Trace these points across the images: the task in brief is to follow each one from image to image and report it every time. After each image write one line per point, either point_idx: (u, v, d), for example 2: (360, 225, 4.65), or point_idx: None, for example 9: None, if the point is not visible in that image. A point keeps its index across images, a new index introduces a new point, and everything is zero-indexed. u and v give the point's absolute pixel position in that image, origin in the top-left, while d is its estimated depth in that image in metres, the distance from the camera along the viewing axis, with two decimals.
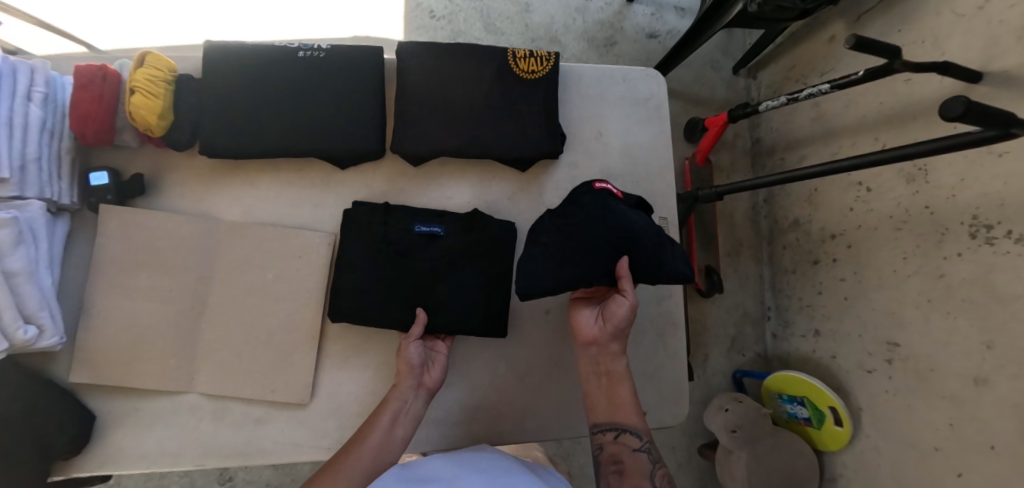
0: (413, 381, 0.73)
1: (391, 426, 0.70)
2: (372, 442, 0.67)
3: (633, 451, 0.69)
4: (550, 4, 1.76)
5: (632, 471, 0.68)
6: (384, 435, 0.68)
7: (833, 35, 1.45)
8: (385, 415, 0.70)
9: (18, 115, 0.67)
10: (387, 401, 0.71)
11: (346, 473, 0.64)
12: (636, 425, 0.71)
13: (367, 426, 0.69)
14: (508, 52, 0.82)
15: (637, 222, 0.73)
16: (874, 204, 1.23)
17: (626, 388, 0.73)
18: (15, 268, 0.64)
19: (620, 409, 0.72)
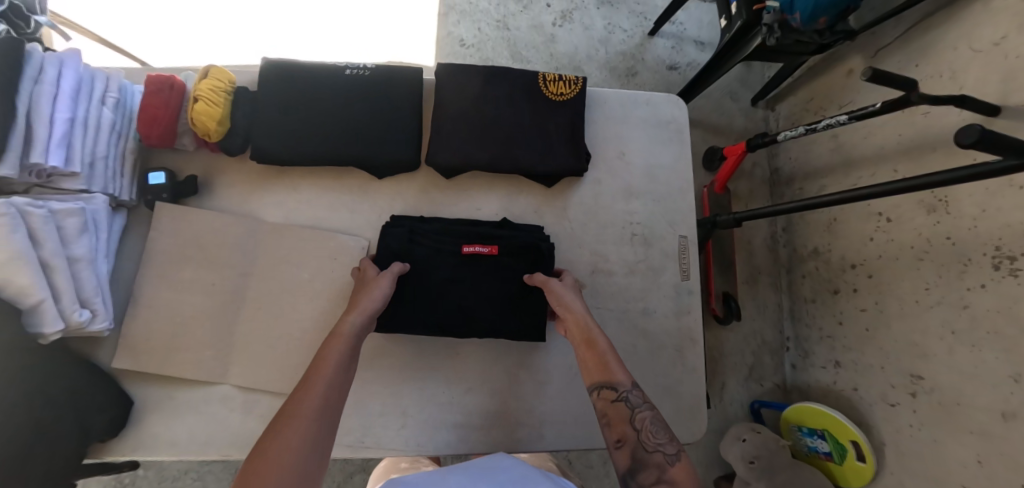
0: (367, 315, 0.70)
1: (343, 363, 0.64)
2: (327, 381, 0.61)
3: (616, 403, 0.66)
4: (574, 35, 1.88)
5: (617, 420, 0.65)
6: (337, 373, 0.62)
7: (851, 69, 1.52)
8: (337, 349, 0.65)
9: (92, 116, 0.74)
10: (337, 336, 0.66)
11: (301, 416, 0.57)
12: (619, 378, 0.68)
13: (317, 364, 0.63)
14: (539, 75, 0.87)
15: (492, 287, 0.81)
16: (894, 234, 1.24)
17: (600, 342, 0.72)
18: (78, 254, 0.70)
19: (604, 366, 0.69)
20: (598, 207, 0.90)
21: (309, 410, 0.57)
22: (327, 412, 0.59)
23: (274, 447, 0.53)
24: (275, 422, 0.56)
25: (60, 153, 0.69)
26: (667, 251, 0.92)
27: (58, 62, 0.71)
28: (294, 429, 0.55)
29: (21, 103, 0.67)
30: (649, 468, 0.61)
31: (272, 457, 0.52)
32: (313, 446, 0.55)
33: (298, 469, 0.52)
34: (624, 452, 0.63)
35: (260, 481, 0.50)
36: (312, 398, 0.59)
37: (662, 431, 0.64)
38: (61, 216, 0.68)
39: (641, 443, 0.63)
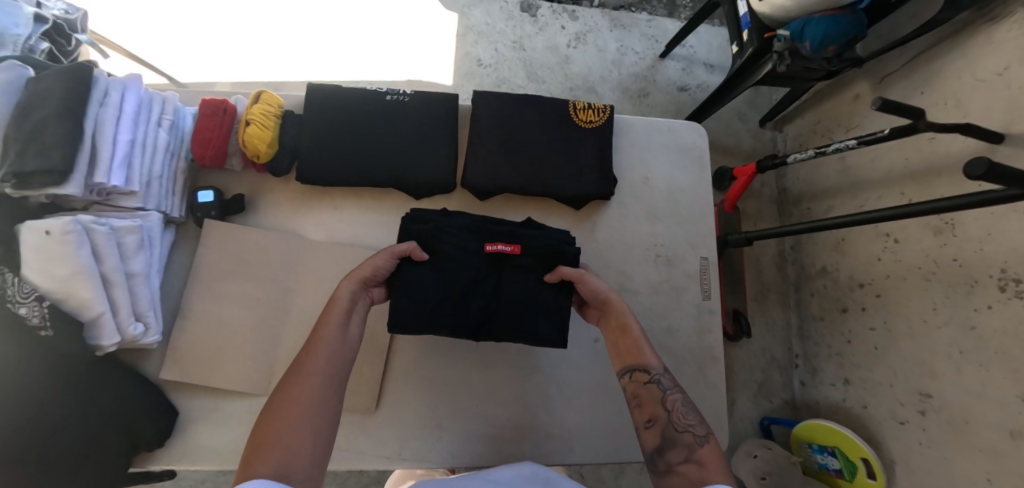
0: (361, 280, 0.71)
1: (344, 324, 0.67)
2: (329, 343, 0.65)
3: (648, 385, 0.70)
4: (588, 57, 1.94)
5: (648, 401, 0.69)
6: (339, 334, 0.66)
7: (857, 94, 1.58)
8: (337, 313, 0.67)
9: (149, 138, 0.77)
10: (335, 300, 0.69)
11: (312, 380, 0.61)
12: (649, 362, 0.71)
13: (319, 329, 0.66)
14: (570, 104, 0.91)
15: (513, 290, 0.80)
16: (901, 254, 1.28)
17: (633, 327, 0.75)
18: (136, 269, 0.73)
19: (636, 351, 0.72)
20: (624, 229, 0.94)
21: (314, 371, 0.62)
22: (333, 371, 0.63)
23: (285, 404, 0.58)
24: (284, 382, 0.61)
25: (121, 173, 0.73)
26: (690, 272, 0.95)
27: (121, 87, 0.76)
28: (302, 386, 0.60)
29: (88, 126, 0.71)
30: (677, 447, 0.64)
31: (284, 414, 0.58)
32: (322, 401, 0.60)
33: (310, 425, 0.58)
34: (654, 432, 0.67)
35: (275, 435, 0.56)
36: (317, 359, 0.63)
37: (692, 414, 0.67)
38: (122, 232, 0.72)
39: (671, 424, 0.67)
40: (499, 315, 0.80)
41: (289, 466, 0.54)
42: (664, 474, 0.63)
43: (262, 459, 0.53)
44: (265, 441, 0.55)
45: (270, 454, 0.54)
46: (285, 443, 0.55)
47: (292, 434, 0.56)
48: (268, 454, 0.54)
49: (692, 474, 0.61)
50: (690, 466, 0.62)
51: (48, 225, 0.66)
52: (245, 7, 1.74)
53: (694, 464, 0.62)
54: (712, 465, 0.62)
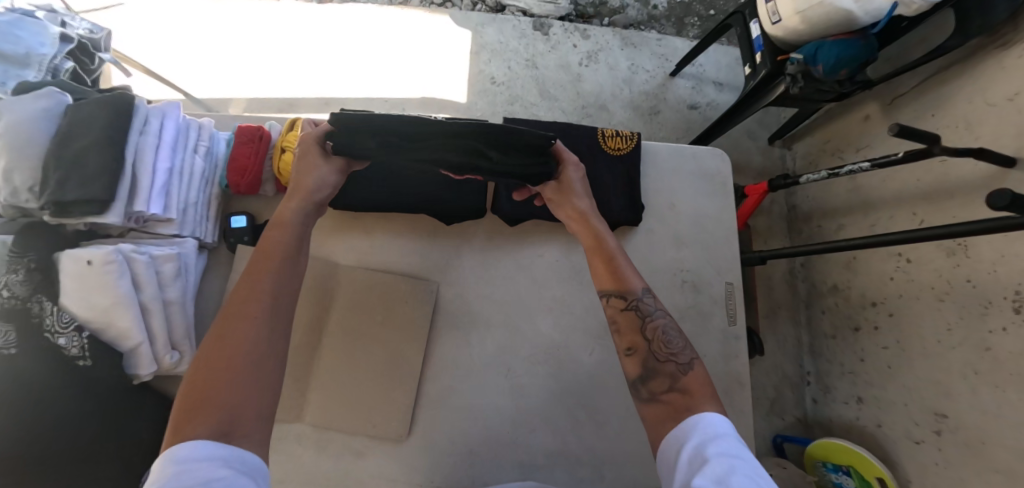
0: (307, 203, 0.69)
1: (290, 253, 0.64)
2: (272, 281, 0.61)
3: (627, 311, 0.70)
4: (600, 75, 1.96)
5: (628, 328, 0.70)
6: (282, 266, 0.63)
7: (867, 114, 1.61)
8: (279, 247, 0.64)
9: (186, 165, 0.78)
10: (276, 228, 0.65)
11: (253, 322, 0.57)
12: (632, 288, 0.71)
13: (259, 261, 0.62)
14: (599, 131, 0.92)
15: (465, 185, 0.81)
16: (914, 274, 1.30)
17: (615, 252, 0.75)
18: (172, 297, 0.73)
19: (621, 277, 0.72)
20: (651, 254, 0.94)
21: (256, 312, 0.58)
22: (274, 314, 0.59)
23: (222, 354, 0.54)
24: (217, 330, 0.56)
25: (160, 201, 0.73)
26: (715, 298, 0.96)
27: (161, 114, 0.76)
28: (238, 335, 0.56)
29: (129, 155, 0.71)
30: (660, 376, 0.65)
31: (220, 366, 0.53)
32: (263, 348, 0.56)
33: (253, 376, 0.54)
34: (634, 360, 0.68)
35: (211, 390, 0.52)
36: (258, 302, 0.59)
37: (674, 341, 0.68)
38: (160, 260, 0.72)
39: (654, 353, 0.67)
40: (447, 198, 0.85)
41: (234, 422, 0.51)
42: (648, 403, 0.64)
43: (198, 418, 0.49)
44: (201, 399, 0.51)
45: (209, 412, 0.50)
46: (225, 398, 0.51)
47: (233, 387, 0.53)
48: (205, 411, 0.50)
49: (676, 403, 0.62)
50: (675, 395, 0.63)
51: (90, 255, 0.66)
52: (262, 25, 1.78)
53: (678, 393, 0.63)
54: (696, 392, 0.62)
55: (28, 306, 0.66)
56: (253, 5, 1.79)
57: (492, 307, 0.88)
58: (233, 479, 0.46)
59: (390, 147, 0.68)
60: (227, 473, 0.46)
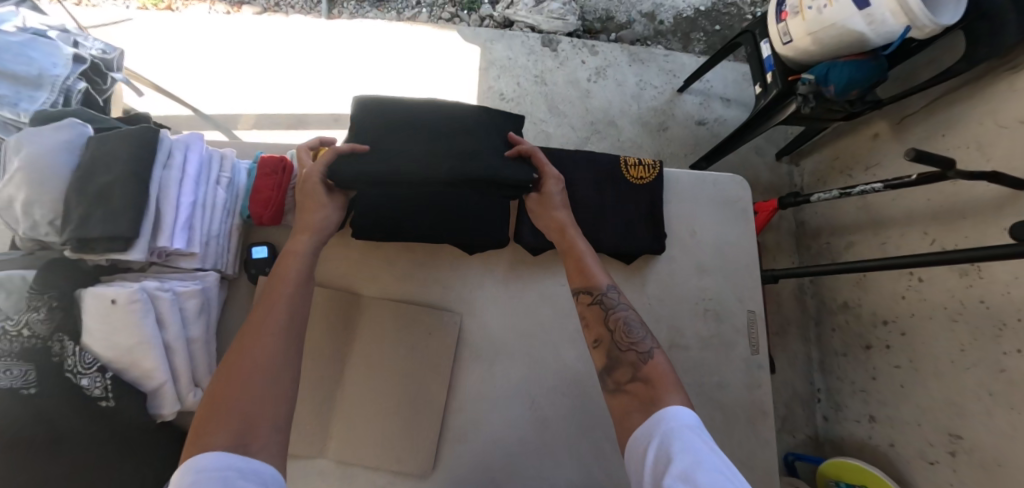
0: (317, 236, 0.72)
1: (305, 276, 0.66)
2: (289, 299, 0.62)
3: (593, 305, 0.72)
4: (608, 91, 1.95)
5: (594, 321, 0.71)
6: (298, 286, 0.64)
7: (876, 133, 1.61)
8: (294, 268, 0.66)
9: (208, 197, 0.77)
10: (291, 254, 0.68)
11: (268, 336, 0.58)
12: (598, 284, 0.74)
13: (276, 282, 0.64)
14: (621, 160, 0.92)
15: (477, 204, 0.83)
16: (926, 294, 1.30)
17: (582, 252, 0.78)
18: (196, 334, 0.72)
19: (586, 274, 0.75)
20: (673, 283, 0.94)
21: (273, 327, 0.59)
22: (290, 328, 0.60)
23: (238, 367, 0.55)
24: (235, 346, 0.57)
25: (183, 236, 0.72)
26: (738, 326, 0.95)
27: (184, 147, 0.75)
28: (255, 348, 0.57)
29: (152, 190, 0.70)
30: (623, 366, 0.66)
31: (236, 379, 0.54)
32: (278, 360, 0.57)
33: (267, 386, 0.55)
34: (600, 351, 0.69)
35: (228, 401, 0.52)
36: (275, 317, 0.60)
37: (636, 331, 0.69)
38: (184, 297, 0.71)
39: (616, 344, 0.68)
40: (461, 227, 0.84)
41: (248, 432, 0.51)
42: (613, 394, 0.64)
43: (216, 427, 0.50)
44: (218, 410, 0.52)
45: (224, 422, 0.50)
46: (241, 408, 0.52)
47: (249, 398, 0.53)
48: (220, 422, 0.50)
49: (640, 392, 0.62)
50: (638, 385, 0.63)
51: (114, 295, 0.65)
52: (271, 41, 1.77)
53: (640, 383, 0.63)
54: (660, 381, 0.62)
55: (48, 345, 0.65)
56: (262, 21, 1.79)
57: (514, 336, 0.87)
58: None
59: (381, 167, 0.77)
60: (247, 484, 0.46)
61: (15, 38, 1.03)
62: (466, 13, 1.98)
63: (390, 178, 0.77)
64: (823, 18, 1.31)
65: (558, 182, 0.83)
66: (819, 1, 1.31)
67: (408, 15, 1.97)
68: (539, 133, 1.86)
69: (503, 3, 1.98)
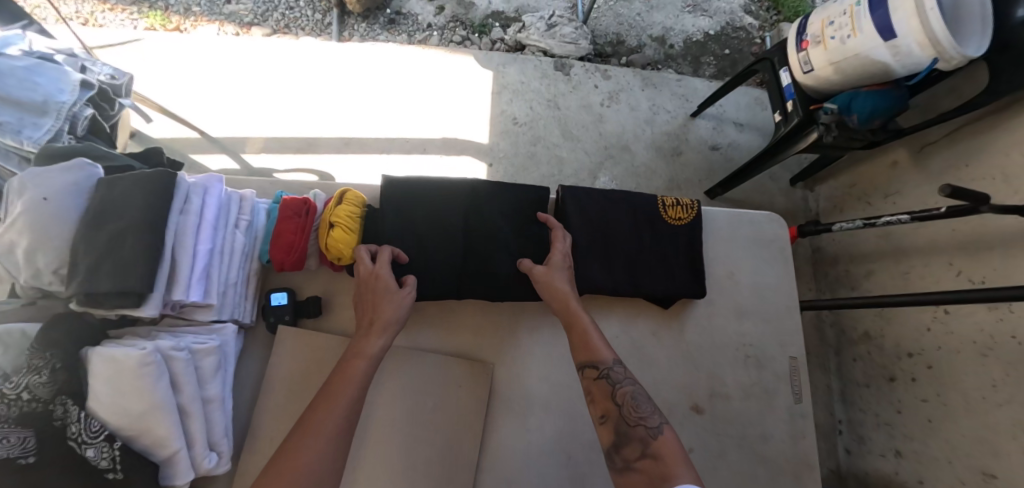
0: (389, 335, 0.72)
1: (368, 376, 0.69)
2: (348, 398, 0.66)
3: (598, 381, 0.69)
4: (621, 116, 1.90)
5: (600, 396, 0.68)
6: (361, 387, 0.67)
7: (894, 160, 1.55)
8: (363, 365, 0.69)
9: (227, 242, 0.72)
10: (362, 354, 0.69)
11: (317, 438, 0.62)
12: (603, 357, 0.71)
13: (342, 379, 0.67)
14: (658, 200, 0.89)
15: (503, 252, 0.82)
16: (953, 327, 1.21)
17: (587, 325, 0.74)
18: (213, 394, 0.67)
19: (590, 347, 0.72)
20: (712, 328, 0.89)
21: (325, 429, 0.62)
22: (342, 432, 0.64)
23: (287, 469, 0.58)
24: (291, 442, 0.61)
25: (200, 287, 0.67)
26: (780, 373, 0.90)
27: (203, 190, 0.71)
28: (306, 454, 0.60)
29: (169, 239, 0.65)
30: (632, 442, 0.63)
31: (283, 485, 0.57)
32: (322, 469, 0.60)
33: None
34: (608, 428, 0.66)
35: None
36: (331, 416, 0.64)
37: (643, 405, 0.66)
38: (200, 355, 0.65)
39: (624, 419, 0.65)
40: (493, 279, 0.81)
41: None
42: (624, 473, 0.62)
43: None
44: None
45: None
46: None
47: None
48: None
49: (650, 470, 0.60)
50: (648, 461, 0.61)
51: (125, 357, 0.59)
52: (278, 63, 1.74)
53: (650, 459, 0.61)
54: (671, 460, 0.60)
55: (49, 409, 0.59)
56: (271, 42, 1.76)
57: (549, 387, 0.83)
58: None
59: (406, 216, 0.80)
60: None
61: (20, 63, 0.97)
62: (478, 36, 1.97)
63: (418, 227, 0.80)
64: (847, 48, 1.17)
65: (565, 256, 0.80)
66: (843, 31, 1.17)
67: (419, 38, 1.95)
68: (552, 157, 1.80)
69: (515, 27, 1.97)
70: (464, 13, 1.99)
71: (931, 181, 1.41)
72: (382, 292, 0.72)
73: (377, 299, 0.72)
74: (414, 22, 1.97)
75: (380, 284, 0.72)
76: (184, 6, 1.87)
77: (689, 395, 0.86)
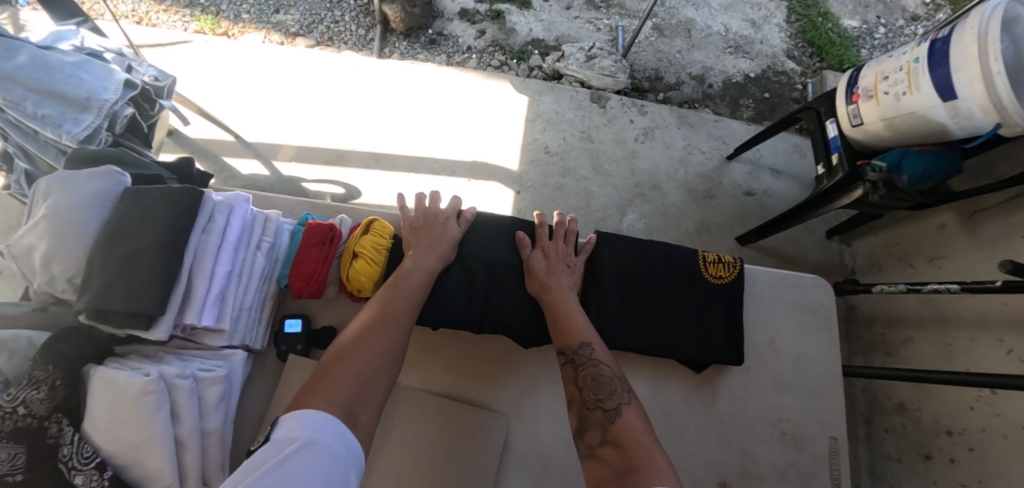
0: (439, 259, 0.75)
1: (423, 284, 0.72)
2: (405, 295, 0.69)
3: (565, 366, 0.69)
4: (655, 153, 1.85)
5: (566, 381, 0.69)
6: (420, 289, 0.71)
7: (942, 223, 1.46)
8: (417, 275, 0.72)
9: (247, 263, 0.70)
10: (416, 266, 0.73)
11: (384, 323, 0.66)
12: (575, 342, 0.70)
13: (398, 280, 0.71)
14: (699, 255, 0.85)
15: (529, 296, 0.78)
16: (1002, 410, 1.11)
17: (575, 312, 0.74)
18: (212, 426, 0.63)
19: (564, 334, 0.71)
20: (747, 398, 0.83)
21: (389, 317, 0.67)
22: (402, 320, 0.67)
23: (357, 348, 0.63)
24: (365, 325, 0.66)
25: (213, 312, 0.64)
26: (817, 455, 0.82)
27: (229, 210, 0.68)
28: (372, 338, 0.64)
29: (186, 259, 0.62)
30: (593, 427, 0.63)
31: (352, 361, 0.62)
32: (393, 350, 0.65)
33: (374, 367, 0.62)
34: (574, 413, 0.66)
35: (346, 372, 0.61)
36: (391, 309, 0.68)
37: (604, 387, 0.66)
38: (205, 383, 0.62)
39: (585, 403, 0.66)
40: (518, 325, 0.77)
41: (357, 405, 0.59)
42: (586, 459, 0.61)
43: (325, 392, 0.58)
44: (335, 375, 0.60)
45: (340, 387, 0.59)
46: (355, 378, 0.60)
47: (362, 377, 0.61)
48: (338, 387, 0.59)
49: (609, 457, 0.59)
50: (608, 449, 0.60)
51: (128, 383, 0.56)
52: (317, 74, 1.75)
53: (610, 447, 0.60)
54: (630, 444, 0.59)
55: (44, 426, 0.56)
56: (312, 53, 1.78)
57: (570, 448, 0.77)
58: (340, 455, 0.53)
59: None
60: (343, 453, 0.53)
61: (70, 58, 0.96)
62: (516, 62, 1.96)
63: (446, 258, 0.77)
64: (901, 106, 1.10)
65: (560, 246, 0.81)
66: (898, 87, 1.10)
67: (458, 60, 1.95)
68: (581, 191, 1.76)
69: (554, 55, 1.96)
70: (504, 38, 2.00)
71: (983, 250, 1.31)
72: (436, 225, 0.78)
73: (439, 229, 0.78)
74: (454, 44, 1.98)
75: (446, 222, 0.79)
76: (234, 12, 1.92)
77: (717, 470, 0.79)
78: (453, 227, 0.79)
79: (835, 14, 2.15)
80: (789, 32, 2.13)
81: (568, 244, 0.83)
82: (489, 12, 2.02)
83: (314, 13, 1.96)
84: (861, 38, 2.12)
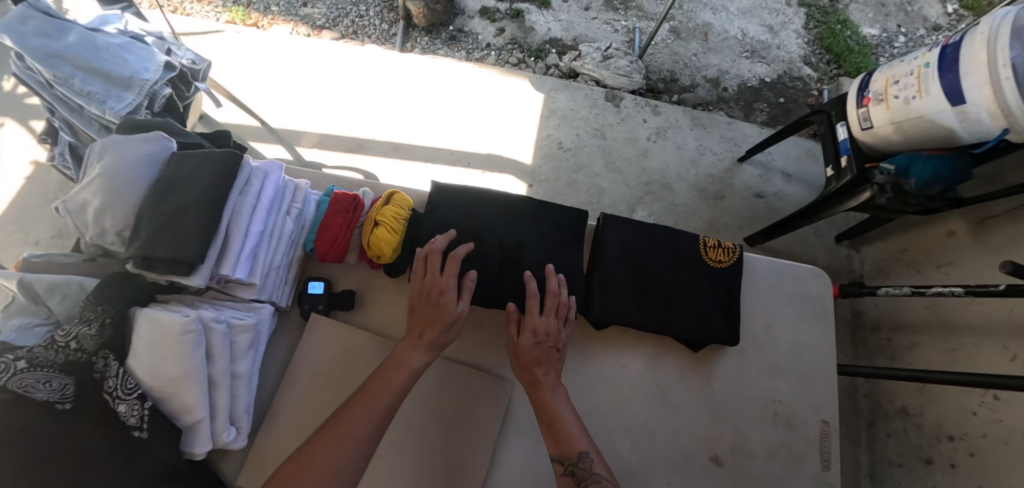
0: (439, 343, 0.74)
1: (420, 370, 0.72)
2: (400, 384, 0.70)
3: (563, 476, 0.70)
4: (666, 153, 1.89)
5: None
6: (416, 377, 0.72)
7: (951, 229, 1.47)
8: (414, 361, 0.72)
9: (277, 226, 0.75)
10: (415, 351, 0.73)
11: (368, 411, 0.67)
12: (574, 450, 0.70)
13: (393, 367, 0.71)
14: (701, 240, 0.89)
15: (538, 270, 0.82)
16: (1003, 414, 1.11)
17: (559, 410, 0.73)
18: (241, 370, 0.69)
19: (559, 440, 0.71)
20: (742, 379, 0.87)
21: (376, 406, 0.68)
22: (389, 411, 0.68)
23: (337, 434, 0.65)
24: (352, 408, 0.68)
25: (246, 266, 0.70)
26: (808, 438, 0.85)
27: (263, 175, 0.75)
28: (355, 428, 0.66)
29: (225, 216, 0.68)
30: None
31: (330, 452, 0.64)
32: (373, 442, 0.66)
33: (349, 461, 0.64)
34: None
35: (321, 465, 0.63)
36: (379, 400, 0.68)
37: None
38: (236, 330, 0.68)
39: None
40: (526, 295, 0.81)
41: None
42: None
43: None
44: (308, 466, 0.63)
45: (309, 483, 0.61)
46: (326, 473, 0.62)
47: (336, 471, 0.63)
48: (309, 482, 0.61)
49: None
50: None
51: (170, 322, 0.62)
52: (342, 65, 1.82)
53: None
54: None
55: (92, 361, 0.62)
56: (338, 46, 1.85)
57: None
58: None
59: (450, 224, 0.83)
60: None
61: (115, 40, 1.03)
62: (534, 60, 2.01)
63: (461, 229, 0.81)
64: (910, 110, 1.12)
65: (545, 323, 0.77)
66: (908, 90, 1.13)
67: (477, 56, 2.01)
68: (592, 186, 1.80)
69: (571, 55, 2.01)
70: (523, 37, 2.05)
71: (990, 257, 1.32)
72: (433, 303, 0.74)
73: (437, 307, 0.74)
74: (474, 41, 2.04)
75: (443, 298, 0.75)
76: (265, 5, 2.01)
77: (710, 446, 0.83)
78: (452, 305, 0.74)
79: (854, 22, 2.16)
80: (806, 38, 2.15)
81: (557, 314, 0.79)
82: (509, 11, 2.08)
83: (340, 7, 2.04)
84: (878, 47, 2.13)
